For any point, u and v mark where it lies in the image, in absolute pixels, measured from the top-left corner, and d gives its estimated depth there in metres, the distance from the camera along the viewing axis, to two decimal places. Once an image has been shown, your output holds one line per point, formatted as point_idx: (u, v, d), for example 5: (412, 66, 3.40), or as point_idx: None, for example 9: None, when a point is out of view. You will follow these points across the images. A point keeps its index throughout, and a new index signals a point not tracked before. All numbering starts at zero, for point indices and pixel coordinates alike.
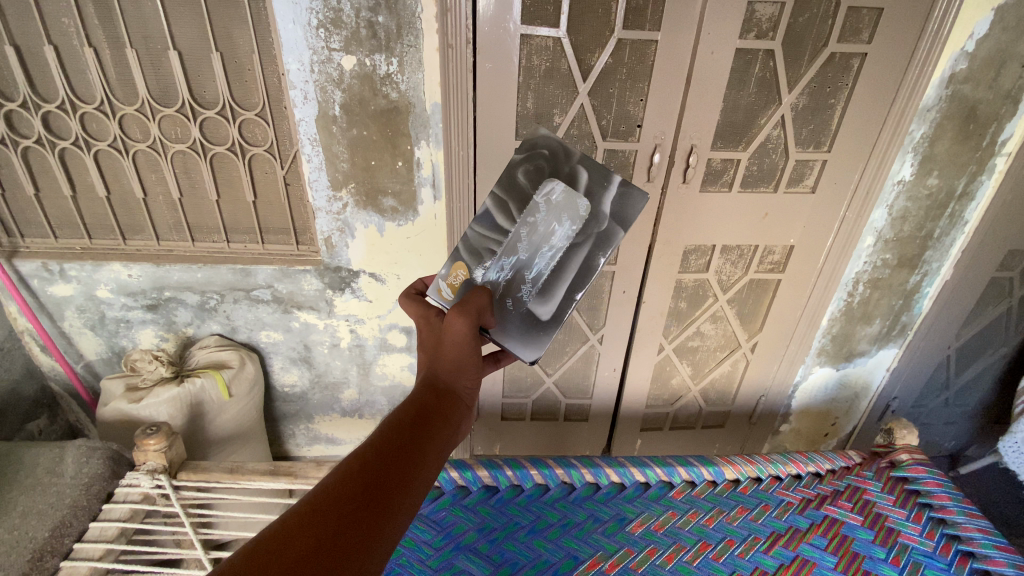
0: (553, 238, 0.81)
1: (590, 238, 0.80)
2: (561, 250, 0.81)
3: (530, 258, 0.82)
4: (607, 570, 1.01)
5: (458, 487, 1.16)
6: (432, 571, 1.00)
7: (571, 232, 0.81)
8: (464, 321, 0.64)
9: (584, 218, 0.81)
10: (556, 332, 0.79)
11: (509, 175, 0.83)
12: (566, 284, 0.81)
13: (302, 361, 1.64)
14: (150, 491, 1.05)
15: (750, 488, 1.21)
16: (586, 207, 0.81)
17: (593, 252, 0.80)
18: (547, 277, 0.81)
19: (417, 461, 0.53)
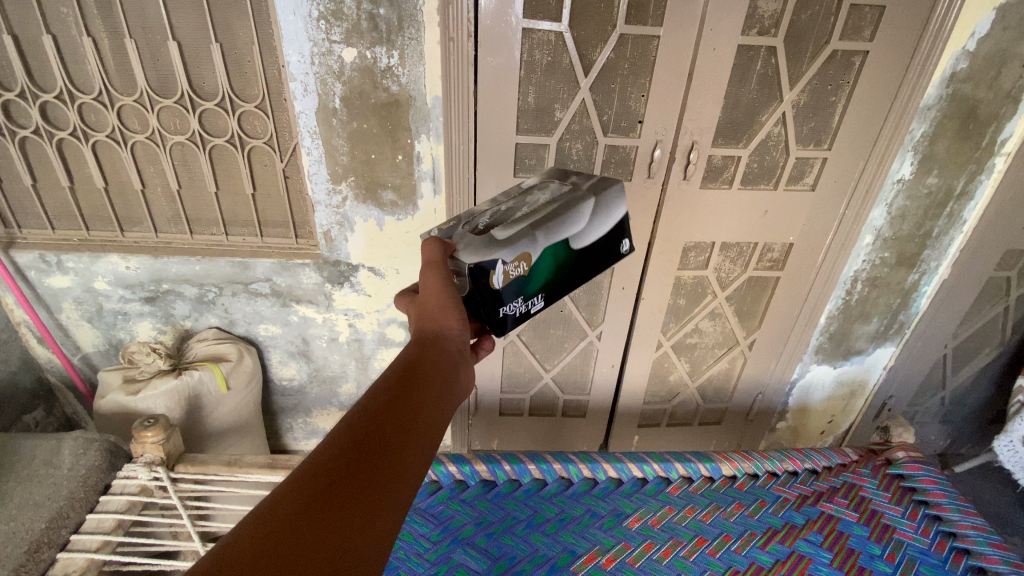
0: (534, 202, 0.86)
1: (561, 201, 0.84)
2: (534, 206, 0.84)
3: (508, 211, 0.84)
4: (604, 565, 1.02)
5: (456, 481, 1.17)
6: (430, 565, 1.00)
7: (551, 199, 0.86)
8: (433, 271, 0.69)
9: (564, 194, 0.87)
10: (506, 252, 0.72)
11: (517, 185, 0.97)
12: (528, 222, 0.78)
13: (300, 354, 1.63)
14: (148, 483, 1.06)
15: (746, 484, 1.21)
16: (568, 190, 0.88)
17: (563, 207, 0.82)
18: (516, 219, 0.80)
19: (410, 413, 0.51)
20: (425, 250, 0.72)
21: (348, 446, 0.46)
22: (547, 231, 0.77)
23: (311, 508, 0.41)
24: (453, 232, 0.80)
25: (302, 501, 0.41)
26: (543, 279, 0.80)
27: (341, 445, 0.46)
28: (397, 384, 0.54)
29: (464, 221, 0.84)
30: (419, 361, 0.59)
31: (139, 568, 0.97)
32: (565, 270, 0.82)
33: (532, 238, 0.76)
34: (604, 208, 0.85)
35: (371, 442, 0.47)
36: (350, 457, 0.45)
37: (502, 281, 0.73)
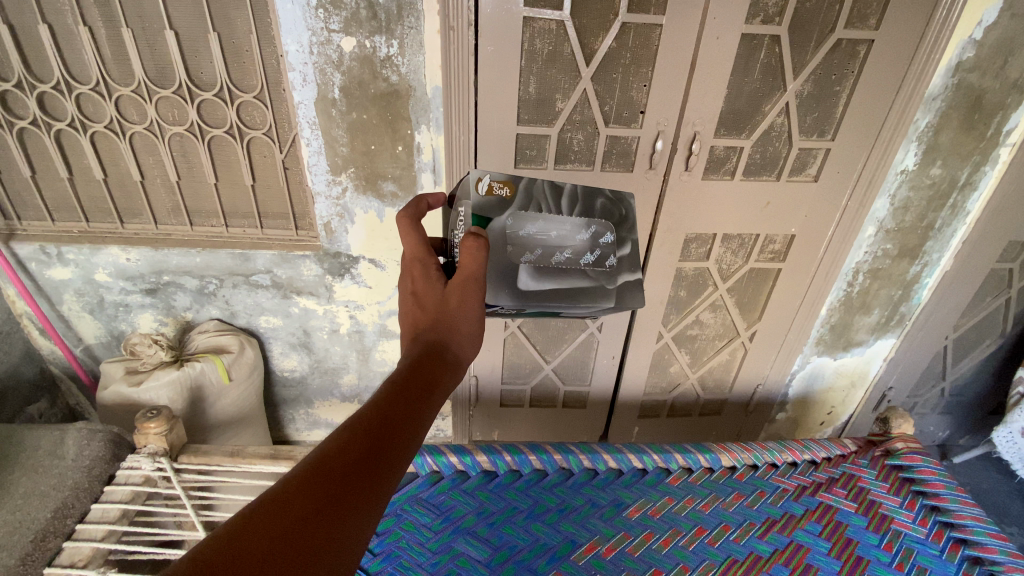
0: (578, 252, 0.83)
1: (594, 283, 0.83)
2: (572, 264, 0.82)
3: (553, 244, 0.81)
4: (604, 553, 1.03)
5: (458, 471, 1.18)
6: (431, 554, 1.01)
7: (591, 265, 0.84)
8: (474, 299, 0.61)
9: (604, 269, 0.85)
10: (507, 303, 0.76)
11: (593, 192, 0.87)
12: (552, 285, 0.79)
13: (301, 346, 1.64)
14: (151, 473, 1.06)
15: (746, 475, 1.22)
16: (611, 264, 0.86)
17: (590, 292, 0.82)
18: (548, 267, 0.80)
19: (417, 430, 0.51)
20: (467, 258, 0.61)
21: (357, 451, 0.46)
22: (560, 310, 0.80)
23: (306, 507, 0.41)
24: (498, 220, 0.78)
25: (295, 506, 0.41)
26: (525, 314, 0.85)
27: (335, 458, 0.45)
28: (412, 391, 0.53)
29: (520, 209, 0.80)
30: (421, 364, 0.56)
31: (144, 556, 0.98)
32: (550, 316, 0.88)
33: (542, 307, 0.79)
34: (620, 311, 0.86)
35: (369, 454, 0.46)
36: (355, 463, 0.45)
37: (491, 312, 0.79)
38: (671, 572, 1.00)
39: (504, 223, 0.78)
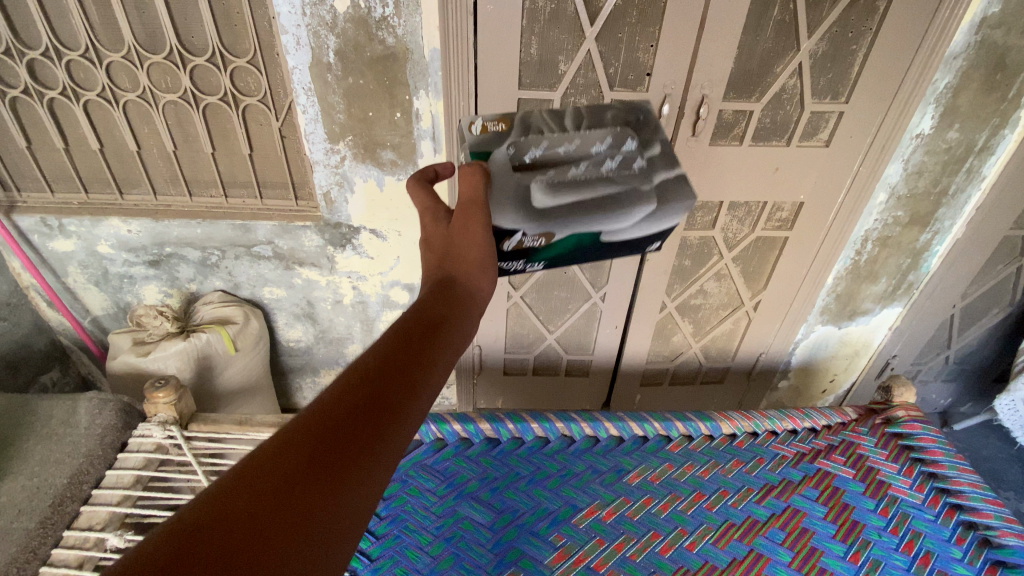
0: (596, 162, 0.85)
1: (625, 185, 0.82)
2: (592, 175, 0.83)
3: (565, 161, 0.84)
4: (604, 517, 1.05)
5: (461, 439, 1.20)
6: (436, 518, 1.04)
7: (614, 170, 0.85)
8: (478, 222, 0.64)
9: (634, 171, 0.85)
10: (531, 221, 0.74)
11: (596, 113, 0.94)
12: (574, 196, 0.79)
13: (306, 317, 1.65)
14: (162, 441, 1.09)
15: (746, 442, 1.24)
16: (638, 165, 0.86)
17: (620, 198, 0.80)
18: (565, 181, 0.81)
19: (423, 372, 0.49)
20: (467, 183, 0.71)
21: (357, 399, 0.44)
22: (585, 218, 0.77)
23: (309, 460, 0.40)
24: (501, 149, 0.82)
25: (297, 460, 0.40)
26: (560, 250, 0.79)
27: (335, 406, 0.43)
28: (413, 337, 0.51)
29: (519, 142, 0.85)
30: (427, 311, 0.54)
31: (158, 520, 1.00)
32: (591, 250, 0.81)
33: (567, 221, 0.76)
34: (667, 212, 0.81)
35: (371, 402, 0.44)
36: (356, 413, 0.44)
37: (513, 246, 0.75)
38: (669, 535, 1.02)
39: (505, 153, 0.82)
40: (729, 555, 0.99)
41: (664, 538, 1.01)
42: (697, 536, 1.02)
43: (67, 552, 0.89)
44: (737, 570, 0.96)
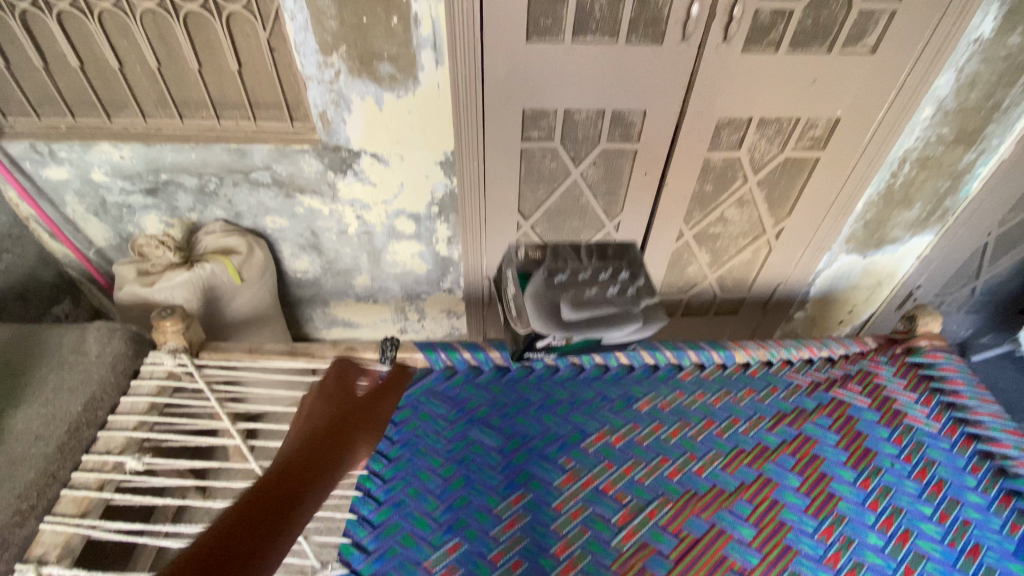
0: (604, 288, 1.10)
1: (621, 305, 1.07)
2: (601, 295, 1.08)
3: (582, 284, 1.09)
4: (613, 442, 1.05)
5: (471, 367, 1.19)
6: (447, 442, 1.05)
7: (616, 294, 1.09)
8: None
9: (629, 295, 1.09)
10: (557, 326, 1.03)
11: (603, 247, 1.21)
12: (586, 311, 1.05)
13: (311, 247, 1.59)
14: (174, 369, 1.10)
15: (760, 371, 1.22)
16: (632, 292, 1.10)
17: (620, 314, 1.06)
18: (581, 301, 1.06)
19: None
20: None
21: None
22: (598, 316, 1.05)
23: None
24: (538, 275, 1.11)
25: None
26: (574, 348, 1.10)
27: None
28: None
29: (552, 262, 1.14)
30: None
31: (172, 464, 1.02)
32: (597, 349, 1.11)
33: (581, 324, 1.03)
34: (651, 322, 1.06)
35: None
36: None
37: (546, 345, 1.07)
38: (678, 460, 1.02)
39: (542, 272, 1.12)
40: (737, 479, 0.99)
41: (672, 463, 1.02)
42: (705, 461, 1.02)
43: (87, 475, 0.91)
44: (745, 493, 0.97)
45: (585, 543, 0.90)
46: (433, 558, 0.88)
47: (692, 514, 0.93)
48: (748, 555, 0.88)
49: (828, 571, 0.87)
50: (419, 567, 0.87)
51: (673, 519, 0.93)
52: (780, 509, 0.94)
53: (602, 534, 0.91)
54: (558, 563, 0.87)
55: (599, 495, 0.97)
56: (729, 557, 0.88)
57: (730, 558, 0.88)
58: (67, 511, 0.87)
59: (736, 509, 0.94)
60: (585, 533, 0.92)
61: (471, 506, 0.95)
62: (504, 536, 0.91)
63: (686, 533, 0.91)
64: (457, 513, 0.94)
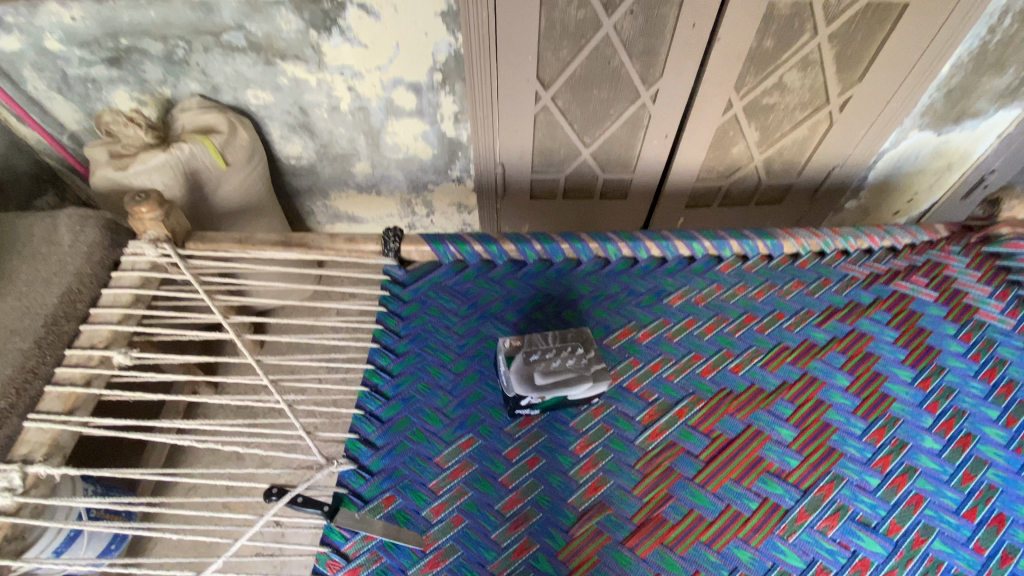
0: (566, 365, 0.82)
1: (582, 380, 0.81)
2: (562, 369, 0.81)
3: (545, 361, 0.82)
4: (640, 338, 0.95)
5: (483, 261, 1.07)
6: (458, 337, 0.95)
7: (575, 365, 0.82)
8: None
9: (587, 364, 0.83)
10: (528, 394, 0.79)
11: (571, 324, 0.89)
12: (550, 390, 0.80)
13: (302, 128, 1.40)
14: (159, 260, 1.00)
15: (810, 263, 1.07)
16: (589, 364, 0.83)
17: (579, 381, 0.81)
18: (545, 386, 0.80)
19: None
20: None
21: None
22: (576, 386, 0.81)
23: None
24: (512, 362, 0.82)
25: None
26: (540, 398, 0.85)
27: None
28: None
29: (530, 346, 0.83)
30: None
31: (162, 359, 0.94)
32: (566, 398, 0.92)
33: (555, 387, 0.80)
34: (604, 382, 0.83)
35: None
36: None
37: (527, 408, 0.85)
38: (712, 357, 0.92)
39: (521, 353, 0.82)
40: (778, 378, 0.89)
41: (705, 360, 0.91)
42: (743, 358, 0.91)
43: (73, 371, 0.86)
44: (787, 393, 0.87)
45: (607, 440, 0.82)
46: (445, 454, 0.81)
47: (726, 414, 0.85)
48: (787, 457, 0.81)
49: (876, 475, 0.80)
50: (431, 463, 0.80)
51: (705, 418, 0.85)
52: (825, 410, 0.85)
53: (626, 432, 0.83)
54: (578, 461, 0.81)
55: (623, 392, 0.88)
56: (766, 458, 0.81)
57: (767, 459, 0.80)
58: (53, 408, 0.82)
59: (777, 409, 0.85)
60: (607, 431, 0.83)
61: (485, 402, 0.87)
62: (520, 433, 0.83)
63: (719, 433, 0.83)
64: (470, 409, 0.86)
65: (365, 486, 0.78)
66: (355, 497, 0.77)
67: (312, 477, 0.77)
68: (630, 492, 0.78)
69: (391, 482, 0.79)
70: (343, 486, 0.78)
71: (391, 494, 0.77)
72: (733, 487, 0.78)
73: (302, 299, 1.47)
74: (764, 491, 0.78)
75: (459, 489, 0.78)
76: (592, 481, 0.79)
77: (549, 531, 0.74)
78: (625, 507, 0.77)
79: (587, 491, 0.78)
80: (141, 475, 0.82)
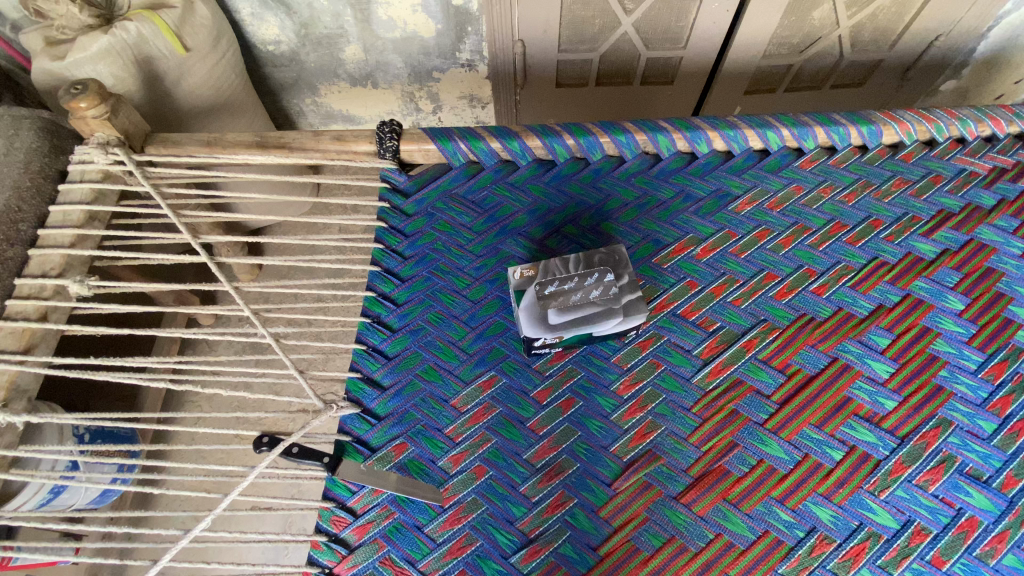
0: (589, 297, 0.67)
1: (607, 316, 0.67)
2: (583, 303, 0.67)
3: (562, 294, 0.67)
4: (698, 255, 0.77)
5: (502, 162, 0.87)
6: (474, 258, 0.79)
7: (600, 299, 0.68)
8: None
9: (615, 296, 0.68)
10: (543, 336, 0.66)
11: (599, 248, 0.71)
12: (567, 330, 0.66)
13: (274, 2, 1.10)
14: (111, 168, 0.83)
15: (916, 155, 0.84)
16: (618, 295, 0.68)
17: (603, 318, 0.67)
18: (561, 324, 0.66)
19: None
20: None
21: None
22: (600, 323, 0.67)
23: None
24: (524, 296, 0.68)
25: None
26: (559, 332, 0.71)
27: None
28: None
29: (545, 277, 0.69)
30: None
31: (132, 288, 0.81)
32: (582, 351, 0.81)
33: (572, 326, 0.66)
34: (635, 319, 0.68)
35: None
36: None
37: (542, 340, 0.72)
38: (789, 277, 0.74)
39: (533, 286, 0.68)
40: (873, 302, 0.71)
41: (780, 280, 0.74)
42: (829, 278, 0.73)
43: (25, 303, 0.72)
44: (883, 319, 0.70)
45: (658, 379, 0.68)
46: (463, 396, 0.68)
47: (805, 346, 0.69)
48: (882, 398, 0.66)
49: (992, 419, 0.64)
50: (447, 405, 0.68)
51: (779, 352, 0.69)
52: (931, 339, 0.69)
53: (680, 369, 0.69)
54: (621, 403, 0.67)
55: (677, 321, 0.72)
56: (855, 399, 0.66)
57: (856, 401, 0.66)
58: (6, 347, 0.70)
59: (870, 340, 0.69)
60: (658, 367, 0.69)
61: (509, 334, 0.72)
62: (552, 371, 0.70)
63: (797, 369, 0.68)
64: (491, 342, 0.72)
65: (371, 433, 0.66)
66: (360, 446, 0.66)
67: (308, 423, 0.65)
68: (685, 440, 0.65)
69: (402, 427, 0.67)
70: (345, 433, 0.66)
71: (402, 441, 0.66)
72: (812, 434, 0.64)
73: (298, 214, 1.31)
74: (852, 438, 0.64)
75: (481, 436, 0.66)
76: (639, 427, 0.66)
77: (588, 485, 0.63)
78: (679, 457, 0.64)
79: (634, 438, 0.65)
80: (126, 424, 0.70)
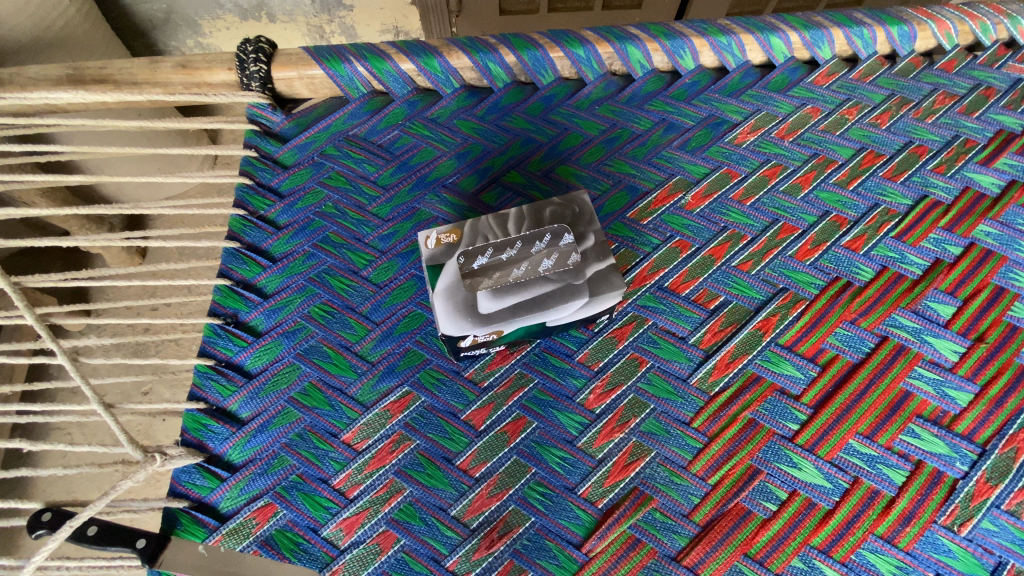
0: (537, 271, 0.46)
1: (563, 295, 0.45)
2: (528, 281, 0.45)
3: (497, 269, 0.46)
4: (688, 205, 0.56)
5: (419, 92, 0.64)
6: (380, 224, 0.56)
7: (552, 273, 0.46)
8: None
9: (575, 270, 0.46)
10: (473, 331, 0.44)
11: (551, 200, 0.49)
12: (508, 321, 0.45)
13: None
14: None
15: (959, 63, 0.64)
16: (581, 267, 0.46)
17: (559, 302, 0.45)
18: (498, 313, 0.44)
19: None
20: None
21: None
22: (557, 308, 0.45)
23: None
24: (445, 272, 0.46)
25: None
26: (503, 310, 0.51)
27: None
28: None
29: (473, 244, 0.47)
30: None
31: None
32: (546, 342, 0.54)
33: (514, 314, 0.44)
34: (605, 299, 0.46)
35: None
36: None
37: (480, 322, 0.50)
38: (813, 228, 0.54)
39: (457, 258, 0.46)
40: (927, 258, 0.52)
41: (801, 234, 0.54)
42: (867, 228, 0.54)
43: None
44: (942, 280, 0.51)
45: (643, 381, 0.48)
46: (361, 428, 0.46)
47: (841, 324, 0.50)
48: (951, 390, 0.47)
49: None
50: (337, 443, 0.46)
51: (808, 332, 0.49)
52: (1008, 304, 0.50)
53: (673, 365, 0.49)
54: (593, 421, 0.46)
55: (664, 298, 0.52)
56: (916, 393, 0.47)
57: (916, 395, 0.47)
58: None
59: (926, 309, 0.50)
60: (642, 365, 0.49)
61: (430, 329, 0.50)
62: (492, 381, 0.48)
63: (834, 355, 0.49)
64: (404, 343, 0.50)
65: (219, 494, 0.44)
66: (203, 516, 0.43)
67: (114, 488, 0.41)
68: (685, 470, 0.45)
69: (267, 481, 0.44)
70: (179, 497, 0.44)
71: (267, 502, 0.44)
72: (861, 448, 0.45)
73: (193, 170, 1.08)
74: (916, 450, 0.45)
75: (389, 485, 0.44)
76: (619, 455, 0.45)
77: (547, 549, 0.42)
78: (677, 496, 0.44)
79: (611, 473, 0.45)
80: None
